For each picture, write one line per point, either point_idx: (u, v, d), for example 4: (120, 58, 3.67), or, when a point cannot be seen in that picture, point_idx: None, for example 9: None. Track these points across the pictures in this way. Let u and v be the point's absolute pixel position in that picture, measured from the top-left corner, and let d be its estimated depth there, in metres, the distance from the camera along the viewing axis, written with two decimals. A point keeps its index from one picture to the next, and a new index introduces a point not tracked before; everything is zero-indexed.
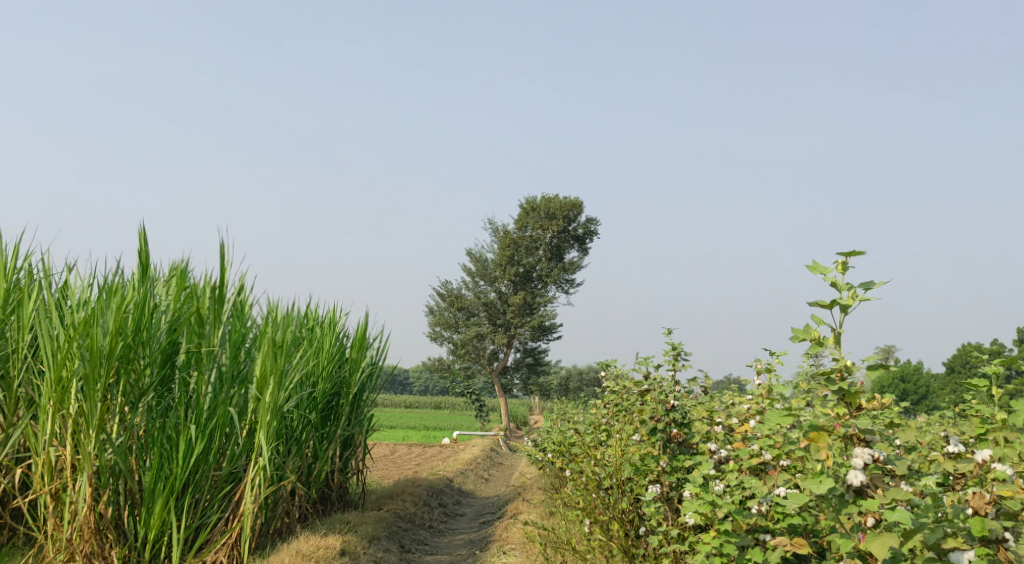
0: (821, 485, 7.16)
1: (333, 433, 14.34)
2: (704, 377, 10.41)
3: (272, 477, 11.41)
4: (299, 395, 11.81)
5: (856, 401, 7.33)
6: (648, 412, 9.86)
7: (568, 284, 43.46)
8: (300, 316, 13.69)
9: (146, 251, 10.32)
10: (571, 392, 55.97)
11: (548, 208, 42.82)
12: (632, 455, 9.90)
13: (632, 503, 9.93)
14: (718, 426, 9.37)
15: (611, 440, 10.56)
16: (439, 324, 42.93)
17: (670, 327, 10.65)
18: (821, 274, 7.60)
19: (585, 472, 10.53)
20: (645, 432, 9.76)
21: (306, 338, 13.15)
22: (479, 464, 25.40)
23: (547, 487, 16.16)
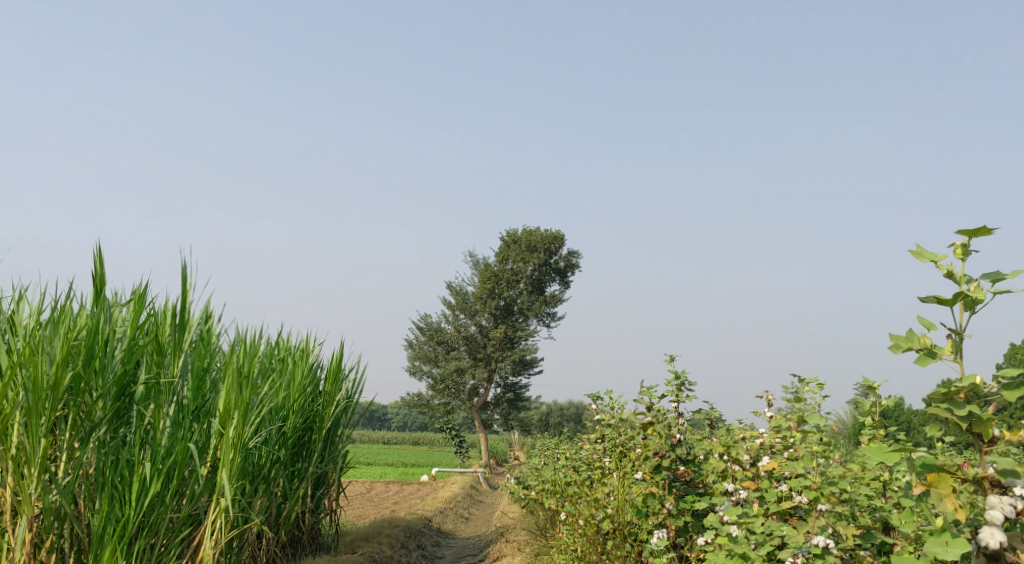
0: (952, 551, 6.50)
1: (304, 471, 13.53)
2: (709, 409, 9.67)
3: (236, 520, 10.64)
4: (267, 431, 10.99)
5: (989, 431, 6.52)
6: (652, 448, 9.13)
7: (550, 318, 42.72)
8: (270, 345, 12.86)
9: (100, 273, 9.47)
10: (552, 428, 55.15)
11: (530, 240, 42.15)
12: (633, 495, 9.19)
13: (635, 550, 9.23)
14: (736, 464, 8.62)
15: (606, 479, 9.83)
16: (419, 358, 42.07)
17: (673, 355, 9.89)
18: (937, 264, 6.70)
19: (580, 515, 9.72)
20: (648, 470, 9.09)
21: (276, 369, 12.32)
22: (458, 503, 24.51)
23: (530, 529, 15.29)
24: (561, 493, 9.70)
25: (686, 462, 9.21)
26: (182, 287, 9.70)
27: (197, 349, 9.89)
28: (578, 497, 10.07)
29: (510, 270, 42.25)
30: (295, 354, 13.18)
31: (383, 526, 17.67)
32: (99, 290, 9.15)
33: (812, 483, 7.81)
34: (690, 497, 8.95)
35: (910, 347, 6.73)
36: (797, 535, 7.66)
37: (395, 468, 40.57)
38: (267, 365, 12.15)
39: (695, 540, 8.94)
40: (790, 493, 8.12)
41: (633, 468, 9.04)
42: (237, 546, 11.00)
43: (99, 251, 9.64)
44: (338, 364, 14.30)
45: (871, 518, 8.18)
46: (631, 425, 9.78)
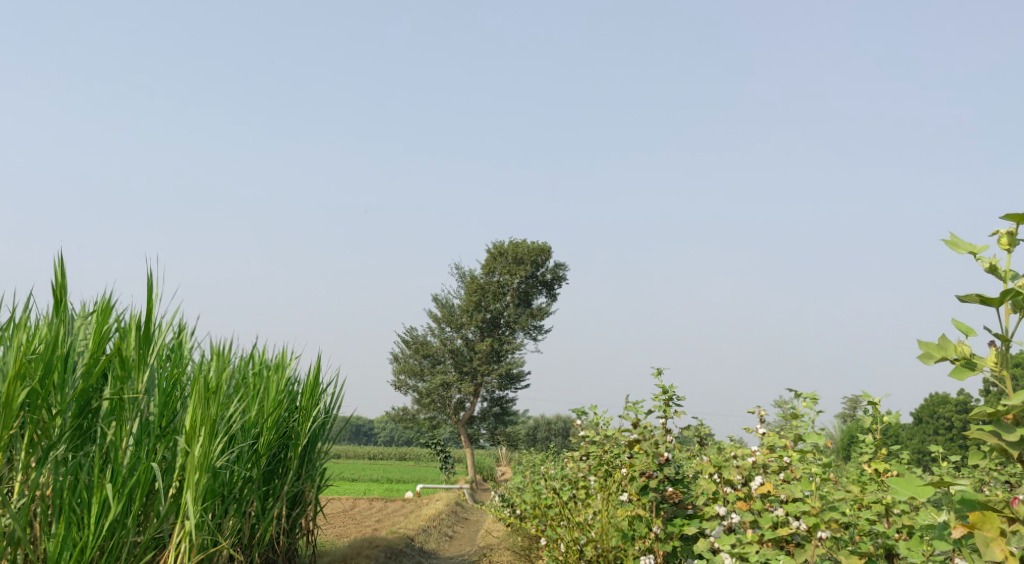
0: None
1: (279, 490, 13.11)
2: (699, 424, 9.25)
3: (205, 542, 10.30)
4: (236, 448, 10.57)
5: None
6: (638, 466, 8.69)
7: (536, 331, 42.33)
8: (244, 359, 12.43)
9: (61, 283, 9.04)
10: (539, 443, 54.68)
11: (516, 252, 41.74)
12: (618, 517, 8.81)
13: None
14: (728, 485, 8.24)
15: (589, 499, 9.44)
16: (404, 372, 41.58)
17: (661, 369, 9.48)
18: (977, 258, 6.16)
19: (562, 538, 9.34)
20: (634, 490, 8.61)
21: (249, 383, 11.89)
22: (442, 520, 24.05)
23: (515, 549, 14.86)
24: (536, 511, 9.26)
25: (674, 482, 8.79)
26: (148, 297, 9.27)
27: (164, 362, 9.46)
28: (560, 519, 9.64)
29: (496, 283, 41.85)
30: (270, 368, 12.73)
31: (364, 546, 17.21)
32: (59, 301, 8.72)
33: (810, 508, 7.43)
34: (679, 519, 8.52)
35: (943, 355, 6.13)
36: (794, 562, 7.31)
37: (379, 484, 40.06)
38: (239, 380, 11.71)
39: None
40: (787, 517, 7.72)
41: (618, 489, 8.61)
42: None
43: (60, 259, 9.21)
44: (314, 378, 13.85)
45: (872, 545, 7.74)
46: (618, 441, 9.38)
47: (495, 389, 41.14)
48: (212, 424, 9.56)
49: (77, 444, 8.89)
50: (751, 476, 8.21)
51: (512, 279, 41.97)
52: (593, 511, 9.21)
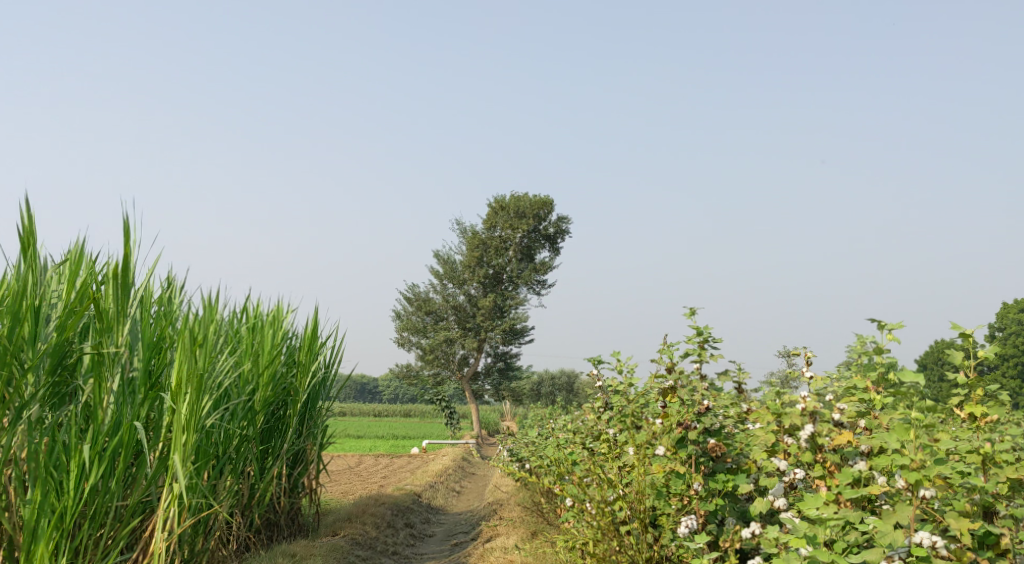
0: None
1: (279, 449, 12.47)
2: (739, 370, 8.52)
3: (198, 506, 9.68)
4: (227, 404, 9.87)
5: None
6: (675, 418, 8.01)
7: (539, 285, 41.61)
8: (236, 310, 11.72)
9: (28, 229, 8.32)
10: (543, 397, 54.19)
11: (518, 206, 40.88)
12: (655, 476, 8.15)
13: (656, 542, 8.19)
14: (791, 438, 7.61)
15: (615, 454, 8.76)
16: (406, 330, 40.93)
17: (694, 310, 8.71)
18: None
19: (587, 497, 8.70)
20: (671, 444, 7.98)
21: (243, 337, 11.16)
22: (449, 476, 23.45)
23: (527, 505, 14.17)
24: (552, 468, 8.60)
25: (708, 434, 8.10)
26: (125, 242, 8.53)
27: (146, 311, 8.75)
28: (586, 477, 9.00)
29: (498, 238, 41.07)
30: (264, 322, 12.02)
31: (369, 504, 16.57)
32: (26, 248, 8.01)
33: (911, 463, 6.89)
34: (722, 475, 7.87)
35: None
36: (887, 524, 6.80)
37: (384, 441, 39.60)
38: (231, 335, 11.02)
39: (726, 524, 7.87)
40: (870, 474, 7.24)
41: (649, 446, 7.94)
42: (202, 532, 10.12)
43: (28, 203, 8.47)
44: (312, 333, 13.13)
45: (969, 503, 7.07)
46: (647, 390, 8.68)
47: (500, 344, 40.57)
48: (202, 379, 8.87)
49: (55, 403, 8.24)
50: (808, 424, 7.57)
51: (515, 233, 41.16)
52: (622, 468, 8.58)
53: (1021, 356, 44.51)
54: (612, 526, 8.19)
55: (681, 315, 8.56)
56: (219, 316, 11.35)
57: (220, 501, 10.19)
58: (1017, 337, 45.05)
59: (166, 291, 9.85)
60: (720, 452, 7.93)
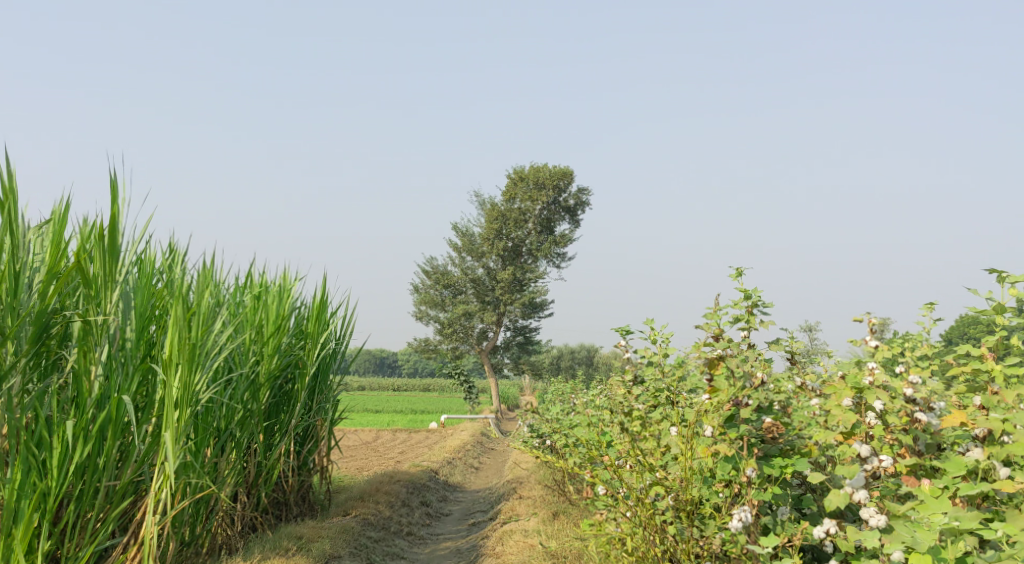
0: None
1: (287, 425, 11.84)
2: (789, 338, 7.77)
3: (197, 487, 9.03)
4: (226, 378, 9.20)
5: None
6: (724, 396, 7.24)
7: (559, 258, 40.83)
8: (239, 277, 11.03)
9: (7, 185, 7.62)
10: (562, 371, 53.59)
11: (537, 177, 40.01)
12: (702, 460, 7.41)
13: (702, 533, 7.49)
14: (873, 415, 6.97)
15: (651, 434, 8.03)
16: (424, 303, 40.27)
17: (740, 273, 7.93)
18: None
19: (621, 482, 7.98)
20: (720, 425, 7.21)
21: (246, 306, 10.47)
22: (466, 452, 22.78)
23: (548, 485, 13.47)
24: (581, 447, 7.88)
25: (760, 414, 7.41)
26: (111, 202, 7.82)
27: (138, 276, 8.07)
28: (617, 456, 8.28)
29: (517, 210, 40.24)
30: (269, 291, 11.33)
31: (383, 481, 15.91)
32: (3, 205, 7.31)
33: None
34: (778, 460, 7.13)
35: None
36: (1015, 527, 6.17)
37: (402, 415, 39.00)
38: (232, 307, 10.36)
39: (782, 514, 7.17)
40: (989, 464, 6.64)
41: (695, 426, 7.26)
42: (202, 513, 9.51)
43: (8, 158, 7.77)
44: (320, 303, 12.45)
45: None
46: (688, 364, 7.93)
47: (519, 318, 39.90)
48: (198, 350, 8.18)
49: (38, 374, 7.56)
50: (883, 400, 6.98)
51: (534, 205, 40.32)
52: (660, 449, 7.86)
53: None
54: (653, 515, 7.49)
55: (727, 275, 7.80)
56: (219, 285, 10.67)
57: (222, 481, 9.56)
58: None
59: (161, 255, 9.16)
60: (776, 433, 7.28)
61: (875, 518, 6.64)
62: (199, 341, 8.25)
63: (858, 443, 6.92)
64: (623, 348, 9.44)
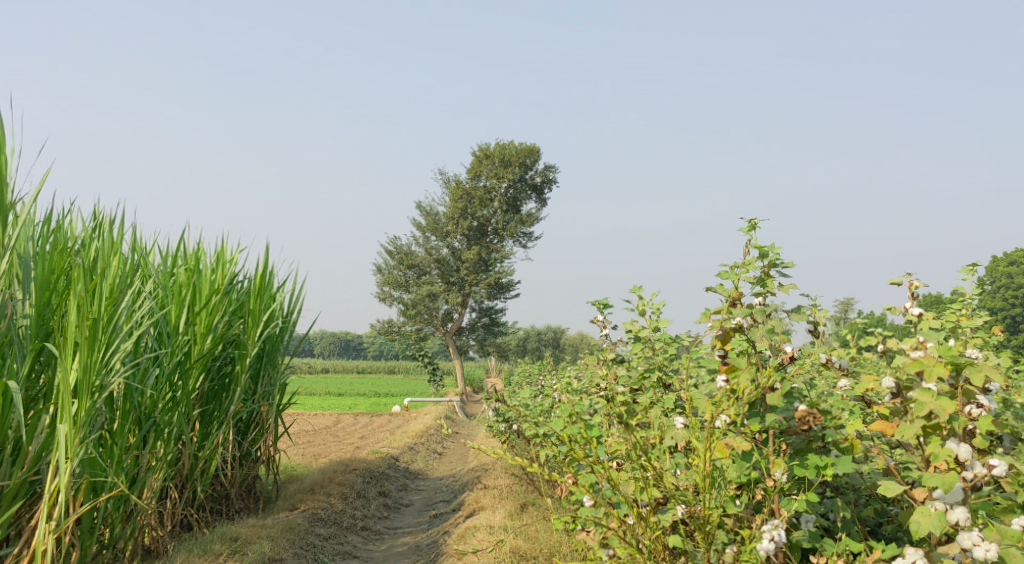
0: None
1: (222, 414, 10.76)
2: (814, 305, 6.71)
3: (104, 486, 7.95)
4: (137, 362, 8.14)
5: None
6: (746, 381, 6.21)
7: (525, 237, 39.71)
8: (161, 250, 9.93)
9: None
10: (530, 353, 52.56)
11: (503, 154, 38.83)
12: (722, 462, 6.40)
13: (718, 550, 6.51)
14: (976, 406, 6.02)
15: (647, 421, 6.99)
16: (387, 284, 39.10)
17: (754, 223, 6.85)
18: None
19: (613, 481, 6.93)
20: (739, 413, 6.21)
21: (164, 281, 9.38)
22: (430, 437, 21.66)
23: (515, 474, 12.40)
24: (561, 444, 6.70)
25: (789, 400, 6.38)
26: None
27: (32, 239, 6.98)
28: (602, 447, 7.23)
29: (482, 188, 39.04)
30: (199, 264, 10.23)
31: (338, 471, 14.77)
32: None
33: None
34: (813, 463, 6.18)
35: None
36: None
37: (365, 398, 37.77)
38: (157, 281, 9.29)
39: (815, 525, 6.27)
40: None
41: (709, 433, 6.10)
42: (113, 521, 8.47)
43: None
44: (263, 276, 11.34)
45: None
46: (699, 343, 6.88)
47: (485, 299, 38.79)
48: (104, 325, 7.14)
49: None
50: (968, 387, 6.07)
51: (499, 183, 39.15)
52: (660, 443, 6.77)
53: (1010, 309, 43.26)
54: (661, 535, 6.45)
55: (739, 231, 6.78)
56: (141, 257, 9.58)
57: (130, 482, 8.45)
58: (1007, 288, 43.84)
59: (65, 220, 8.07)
60: (811, 423, 6.25)
61: (980, 547, 5.90)
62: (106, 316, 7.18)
63: (954, 441, 5.97)
64: (602, 324, 8.37)
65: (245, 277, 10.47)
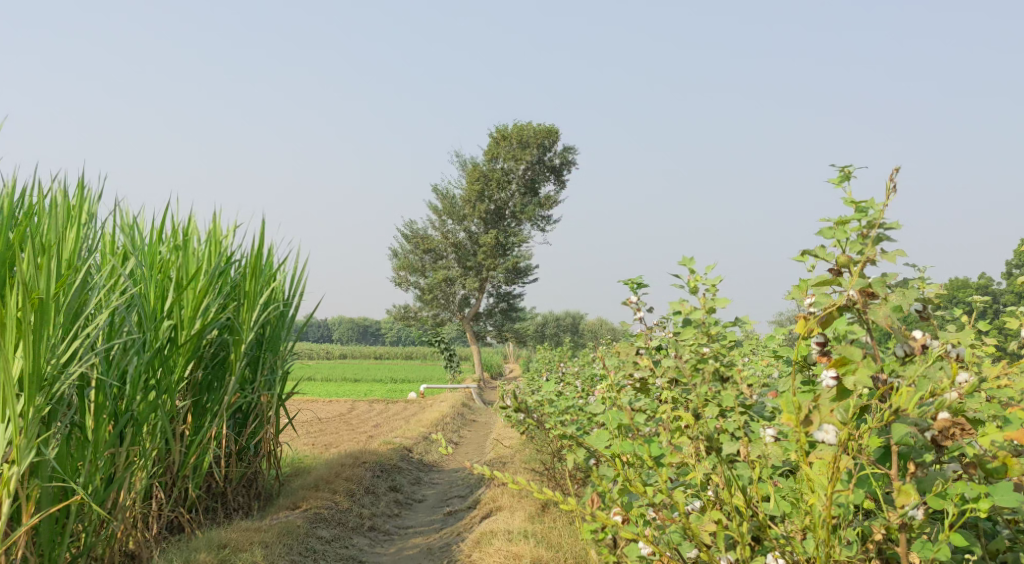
0: None
1: (215, 406, 9.91)
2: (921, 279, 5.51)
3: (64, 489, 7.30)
4: (101, 352, 7.51)
5: None
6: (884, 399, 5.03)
7: (544, 221, 38.67)
8: (137, 229, 9.17)
9: None
10: (549, 338, 51.59)
11: (521, 135, 37.77)
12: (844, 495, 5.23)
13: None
14: None
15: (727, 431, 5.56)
16: (403, 269, 38.26)
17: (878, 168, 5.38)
18: None
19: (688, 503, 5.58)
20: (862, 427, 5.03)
21: (137, 263, 8.61)
22: (446, 426, 20.71)
23: (535, 473, 11.45)
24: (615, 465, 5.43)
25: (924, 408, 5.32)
26: None
27: None
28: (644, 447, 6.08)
29: (500, 170, 38.02)
30: (180, 244, 9.43)
31: (346, 464, 13.82)
32: None
33: None
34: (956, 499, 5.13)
35: None
36: None
37: (381, 385, 36.97)
38: (139, 260, 8.61)
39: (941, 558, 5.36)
40: None
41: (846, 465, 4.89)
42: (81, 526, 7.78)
43: None
44: (260, 256, 10.48)
45: None
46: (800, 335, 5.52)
47: (503, 284, 37.84)
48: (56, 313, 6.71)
49: None
50: None
51: (517, 165, 38.12)
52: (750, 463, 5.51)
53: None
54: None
55: (829, 183, 5.78)
56: (114, 237, 8.83)
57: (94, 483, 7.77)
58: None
59: (20, 195, 7.49)
60: (958, 436, 5.07)
61: None
62: (61, 303, 6.77)
63: None
64: (636, 307, 7.37)
65: (231, 258, 9.66)
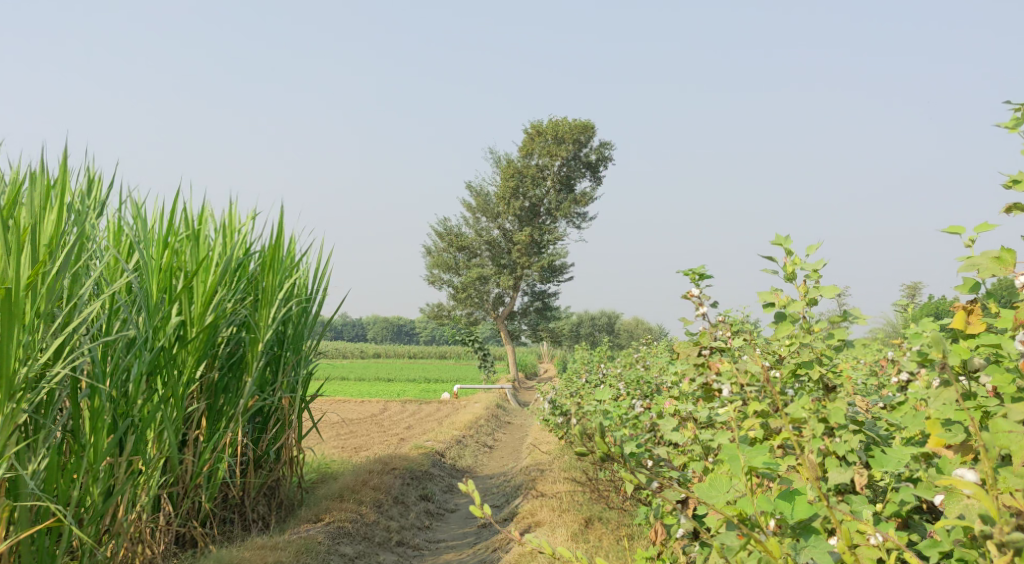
0: None
1: (231, 410, 9.11)
2: None
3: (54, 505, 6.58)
4: (93, 352, 6.77)
5: None
6: None
7: (580, 218, 37.74)
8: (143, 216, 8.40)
9: None
10: (585, 338, 50.58)
11: (556, 131, 36.84)
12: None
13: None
14: None
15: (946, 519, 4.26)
16: (436, 267, 37.44)
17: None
18: None
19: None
20: None
21: (140, 251, 7.82)
22: (480, 429, 19.85)
23: (576, 482, 10.59)
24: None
25: None
26: None
27: None
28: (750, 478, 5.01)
29: (535, 166, 37.13)
30: (190, 232, 8.65)
31: (375, 470, 12.98)
32: None
33: None
34: None
35: None
36: None
37: (414, 386, 36.19)
38: (143, 249, 7.89)
39: None
40: None
41: None
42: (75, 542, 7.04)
43: None
44: (280, 246, 9.69)
45: None
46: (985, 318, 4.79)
47: (537, 282, 36.95)
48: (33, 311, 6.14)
49: None
50: None
51: (553, 161, 37.21)
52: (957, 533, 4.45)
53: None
54: None
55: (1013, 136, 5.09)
56: (117, 224, 8.07)
57: (86, 493, 7.03)
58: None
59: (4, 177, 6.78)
60: None
61: None
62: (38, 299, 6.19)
63: None
64: (699, 301, 6.49)
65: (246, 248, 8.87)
